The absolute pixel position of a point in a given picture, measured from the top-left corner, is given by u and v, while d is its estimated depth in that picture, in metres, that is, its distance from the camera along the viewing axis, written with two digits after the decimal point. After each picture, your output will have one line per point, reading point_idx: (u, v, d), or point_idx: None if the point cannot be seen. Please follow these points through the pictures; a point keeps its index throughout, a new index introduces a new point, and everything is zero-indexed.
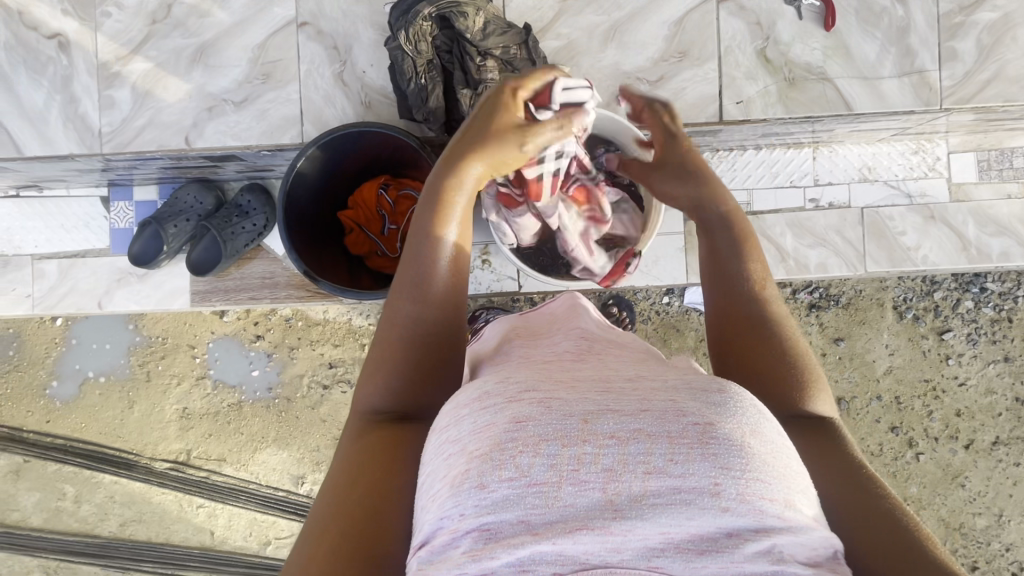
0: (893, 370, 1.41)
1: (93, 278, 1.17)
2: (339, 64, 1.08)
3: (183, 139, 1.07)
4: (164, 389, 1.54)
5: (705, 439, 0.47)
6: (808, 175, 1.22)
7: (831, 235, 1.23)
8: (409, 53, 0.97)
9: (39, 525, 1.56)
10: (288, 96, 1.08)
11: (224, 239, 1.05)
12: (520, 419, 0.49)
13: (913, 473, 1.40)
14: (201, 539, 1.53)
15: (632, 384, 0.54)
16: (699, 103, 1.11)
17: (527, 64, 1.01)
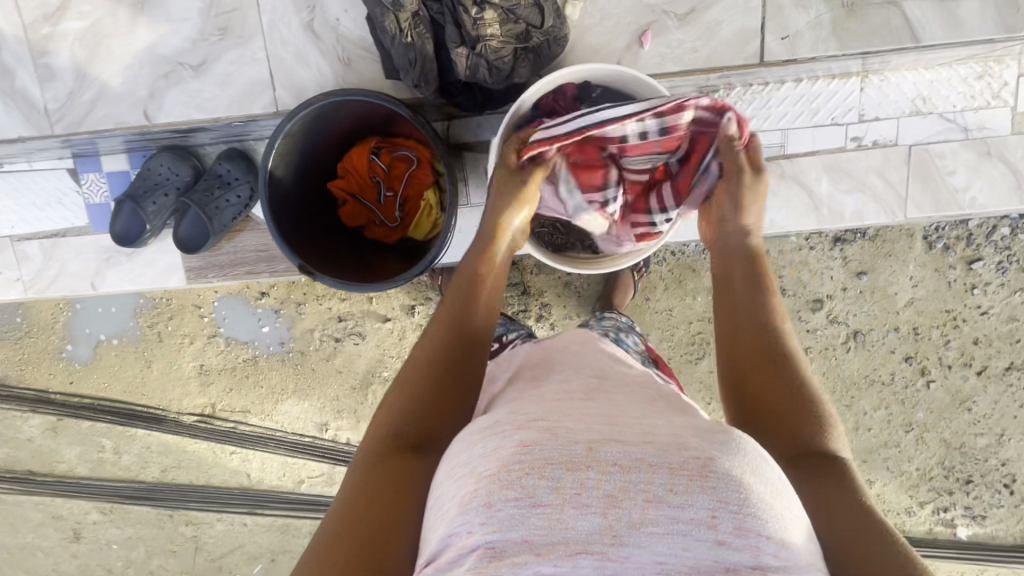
0: (915, 301, 1.37)
1: (80, 259, 1.13)
2: (308, 13, 1.04)
3: (142, 114, 1.07)
4: (177, 347, 1.54)
5: (703, 472, 0.54)
6: (853, 110, 1.13)
7: (872, 178, 1.15)
8: (391, 9, 0.93)
9: (87, 473, 1.66)
10: (253, 55, 1.06)
11: (210, 215, 0.99)
12: (527, 443, 0.58)
13: (921, 400, 1.42)
14: (239, 480, 1.64)
15: (638, 421, 0.62)
16: (740, 40, 1.10)
17: (532, 12, 0.92)
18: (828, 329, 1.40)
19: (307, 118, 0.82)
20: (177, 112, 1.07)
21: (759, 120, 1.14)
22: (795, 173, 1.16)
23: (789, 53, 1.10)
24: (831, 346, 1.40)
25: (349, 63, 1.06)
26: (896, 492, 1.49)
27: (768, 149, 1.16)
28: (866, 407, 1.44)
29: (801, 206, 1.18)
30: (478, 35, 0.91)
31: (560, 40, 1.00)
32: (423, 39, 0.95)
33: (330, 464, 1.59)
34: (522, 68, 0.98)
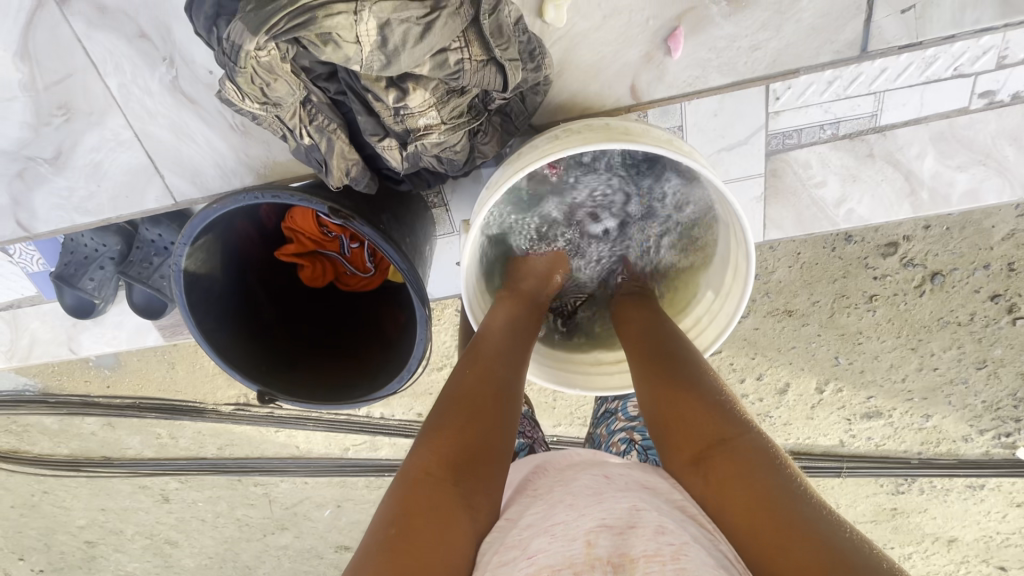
0: (1017, 233, 1.12)
1: (47, 325, 1.08)
2: (165, 68, 0.85)
3: (17, 225, 0.96)
4: (194, 349, 1.51)
5: (676, 554, 0.50)
6: (991, 51, 0.84)
7: (1000, 147, 0.91)
8: (263, 111, 0.70)
9: (154, 454, 1.79)
10: (114, 132, 0.90)
11: (158, 288, 0.98)
12: (533, 558, 0.52)
13: (1002, 338, 1.25)
14: (290, 451, 1.72)
15: (623, 509, 0.58)
16: (833, 19, 0.83)
17: (482, 74, 0.69)
18: (901, 274, 1.19)
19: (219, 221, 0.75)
20: (55, 218, 0.95)
21: (846, 83, 0.88)
22: (888, 151, 0.93)
23: (912, 34, 0.83)
24: (901, 292, 1.21)
25: (246, 130, 0.90)
26: (955, 422, 1.41)
27: (852, 121, 0.91)
28: (936, 349, 1.28)
29: (892, 190, 0.96)
30: (407, 129, 0.73)
31: (537, 87, 0.81)
32: (327, 133, 0.75)
33: (370, 435, 1.62)
34: (485, 141, 0.80)
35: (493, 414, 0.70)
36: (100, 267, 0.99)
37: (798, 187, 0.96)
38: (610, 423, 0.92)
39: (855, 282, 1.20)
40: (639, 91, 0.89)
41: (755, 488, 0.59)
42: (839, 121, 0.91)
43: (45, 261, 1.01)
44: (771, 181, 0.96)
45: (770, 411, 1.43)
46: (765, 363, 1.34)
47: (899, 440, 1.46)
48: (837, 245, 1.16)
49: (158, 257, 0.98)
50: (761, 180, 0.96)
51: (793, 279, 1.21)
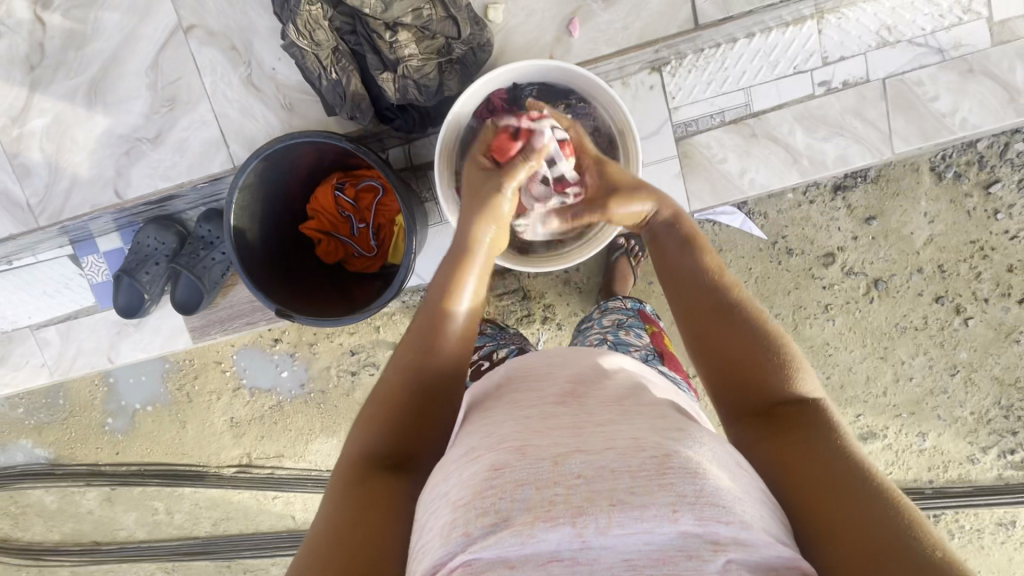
0: (935, 239, 1.29)
1: (94, 336, 1.22)
2: (244, 65, 1.11)
3: (114, 192, 1.15)
4: (207, 405, 1.60)
5: (663, 469, 0.53)
6: (815, 54, 1.08)
7: (848, 119, 1.10)
8: (307, 48, 0.96)
9: (146, 537, 1.74)
10: (202, 116, 1.13)
11: (199, 275, 1.08)
12: (498, 466, 0.56)
13: (962, 340, 1.33)
14: (286, 523, 1.67)
15: (601, 426, 0.60)
16: (670, 8, 1.07)
17: (447, 23, 0.95)
18: (846, 283, 1.33)
19: (256, 172, 0.82)
20: (145, 184, 1.14)
21: (718, 83, 1.10)
22: (767, 131, 1.11)
23: (723, 10, 1.06)
24: (852, 301, 1.34)
25: (292, 107, 1.12)
26: (954, 441, 1.40)
27: (733, 110, 1.11)
28: (903, 356, 1.36)
29: (779, 161, 1.12)
30: (397, 58, 0.95)
31: (485, 46, 1.04)
32: (348, 71, 0.99)
33: None
34: (450, 79, 1.02)
35: (453, 375, 0.72)
36: (154, 264, 1.11)
37: (706, 163, 1.13)
38: (586, 332, 0.97)
39: (808, 293, 1.34)
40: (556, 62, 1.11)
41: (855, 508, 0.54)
42: (723, 111, 1.12)
43: (109, 269, 1.20)
44: (685, 161, 1.14)
45: None
46: None
47: (905, 467, 1.43)
48: (781, 258, 1.33)
49: (202, 251, 1.09)
50: (675, 160, 1.13)
51: (751, 293, 1.36)
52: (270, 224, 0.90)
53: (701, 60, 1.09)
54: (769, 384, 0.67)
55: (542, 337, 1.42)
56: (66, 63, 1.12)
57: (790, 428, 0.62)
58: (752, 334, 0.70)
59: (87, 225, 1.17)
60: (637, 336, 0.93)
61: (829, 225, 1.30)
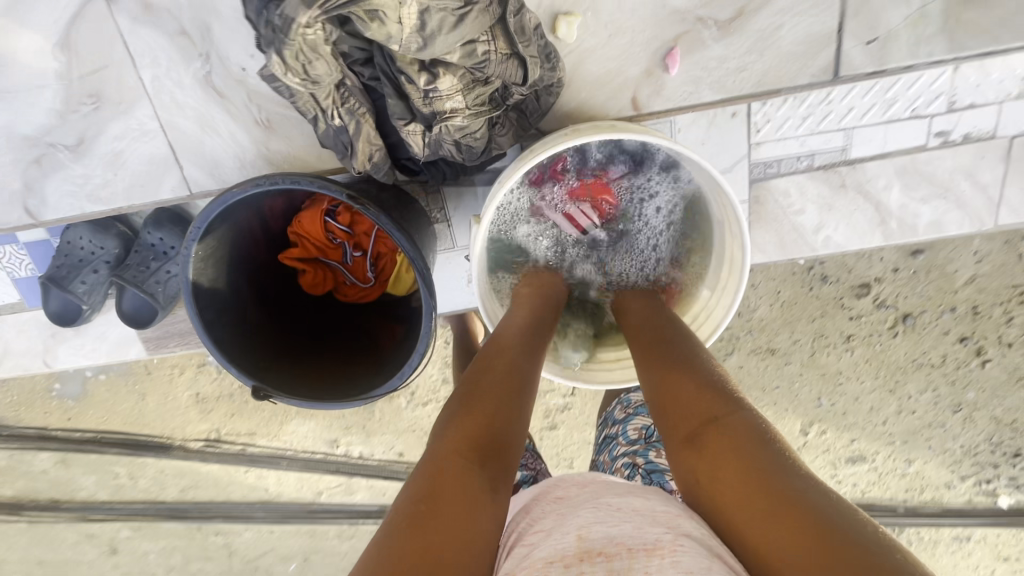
0: (977, 279, 1.19)
1: (23, 336, 1.03)
2: (200, 61, 0.85)
3: (25, 211, 0.92)
4: (168, 378, 1.46)
5: (677, 542, 0.50)
6: (942, 96, 0.89)
7: (957, 180, 0.95)
8: (301, 86, 0.69)
9: (108, 498, 1.66)
10: (139, 122, 0.89)
11: (152, 294, 0.93)
12: (528, 555, 0.53)
13: (972, 380, 1.30)
14: (258, 494, 1.62)
15: (626, 503, 0.57)
16: (807, 49, 0.87)
17: (505, 61, 0.72)
18: (873, 315, 1.24)
19: (224, 214, 0.64)
20: (65, 205, 0.92)
21: (817, 119, 0.92)
22: (859, 181, 0.96)
23: (875, 62, 0.87)
24: (875, 333, 1.26)
25: (270, 125, 0.90)
26: (937, 468, 1.41)
27: (825, 154, 0.94)
28: (911, 390, 1.32)
29: (865, 220, 0.98)
30: (434, 111, 0.74)
31: (552, 88, 0.82)
32: (357, 115, 0.76)
33: (347, 477, 1.54)
34: (502, 135, 0.81)
35: (496, 423, 0.63)
36: (92, 271, 0.94)
37: (778, 213, 0.98)
38: (613, 446, 0.87)
39: (833, 321, 1.25)
40: (638, 104, 0.91)
41: (806, 520, 0.49)
42: (813, 153, 0.94)
43: (35, 266, 0.98)
44: (754, 208, 0.98)
45: None
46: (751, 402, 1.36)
47: (885, 487, 1.44)
48: (814, 284, 1.22)
49: (155, 261, 0.93)
50: (745, 206, 0.98)
51: (773, 316, 1.26)
52: (244, 254, 0.73)
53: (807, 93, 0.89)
54: (686, 399, 0.66)
55: None
56: None
57: (707, 433, 0.61)
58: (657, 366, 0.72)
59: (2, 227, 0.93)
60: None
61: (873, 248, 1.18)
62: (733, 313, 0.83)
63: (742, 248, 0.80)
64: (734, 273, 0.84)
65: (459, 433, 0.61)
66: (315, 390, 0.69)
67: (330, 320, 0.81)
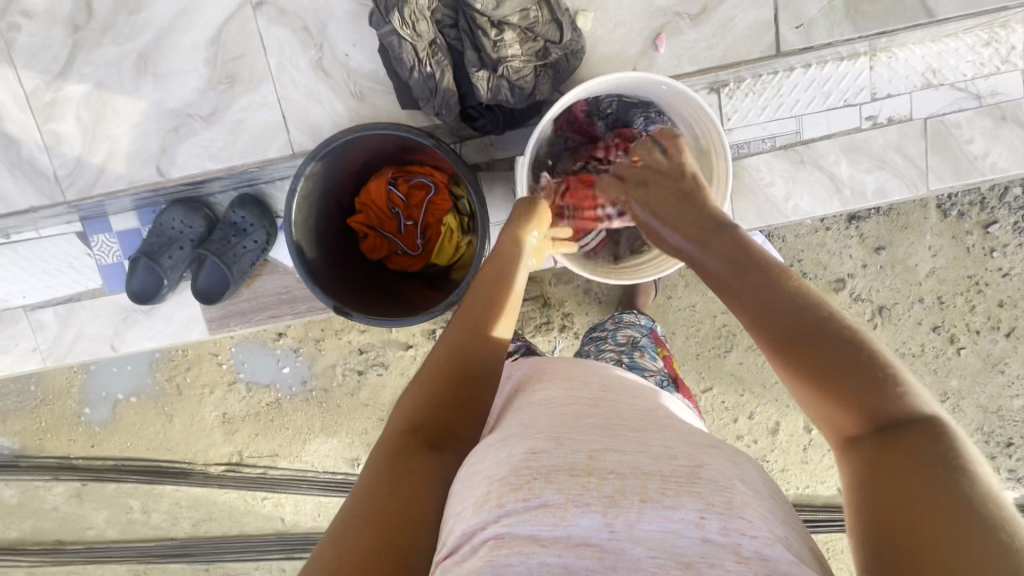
0: (936, 271, 1.36)
1: (97, 322, 1.18)
2: (315, 49, 1.06)
3: (157, 169, 1.10)
4: (198, 399, 1.51)
5: (692, 476, 0.50)
6: (865, 89, 1.12)
7: (890, 154, 1.15)
8: (408, 39, 0.93)
9: (116, 537, 1.62)
10: (264, 98, 1.08)
11: (229, 266, 1.04)
12: (535, 451, 0.53)
13: (953, 368, 1.41)
14: (273, 526, 1.59)
15: (639, 432, 0.57)
16: (754, 33, 1.10)
17: (551, 26, 0.94)
18: (853, 308, 1.39)
19: (323, 160, 0.79)
20: (193, 164, 1.09)
21: (773, 108, 1.14)
22: (814, 158, 1.15)
23: (805, 40, 1.10)
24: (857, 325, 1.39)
25: (362, 96, 1.08)
26: None
27: (784, 136, 1.15)
28: None
29: (824, 189, 1.16)
30: (500, 57, 0.93)
31: (577, 53, 1.01)
32: (442, 66, 0.96)
33: None
34: (545, 84, 0.99)
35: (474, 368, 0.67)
36: (178, 248, 1.07)
37: (754, 186, 1.17)
38: (599, 346, 0.98)
39: None
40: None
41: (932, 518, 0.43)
42: (774, 136, 1.15)
43: (121, 251, 1.15)
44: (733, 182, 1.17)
45: (767, 455, 1.47)
46: (754, 400, 1.45)
47: None
48: None
49: (234, 237, 1.05)
50: None
51: None
52: (326, 209, 0.86)
53: (759, 84, 1.12)
54: (804, 342, 0.56)
55: (558, 345, 1.42)
56: (115, 24, 1.05)
57: (831, 383, 0.54)
58: (753, 306, 0.61)
59: (103, 205, 1.12)
60: (651, 360, 0.94)
61: (839, 243, 1.35)
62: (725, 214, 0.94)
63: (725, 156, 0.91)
64: (722, 186, 0.94)
65: (429, 394, 0.65)
66: (371, 314, 0.82)
67: (379, 274, 0.94)
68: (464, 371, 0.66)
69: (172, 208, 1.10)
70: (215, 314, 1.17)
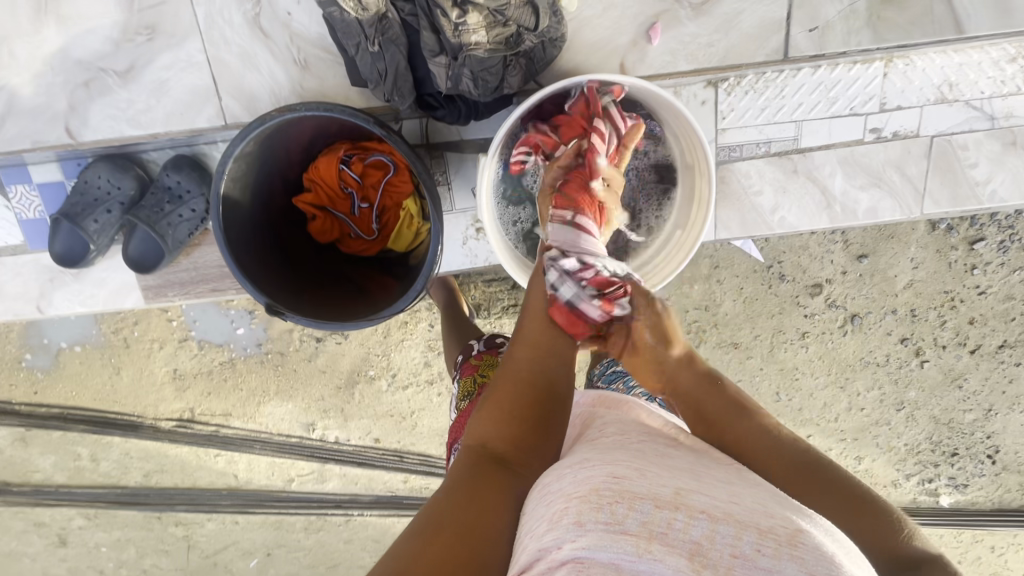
0: (914, 284, 1.33)
1: (19, 281, 1.14)
2: (252, 4, 0.98)
3: (65, 131, 1.03)
4: (146, 353, 1.45)
5: (792, 541, 0.46)
6: (874, 98, 1.04)
7: (889, 172, 1.09)
8: (353, 13, 0.81)
9: (65, 482, 1.59)
10: (188, 56, 1.01)
11: (162, 235, 1.01)
12: (618, 475, 0.51)
13: (913, 379, 1.42)
14: (226, 481, 1.57)
15: (726, 485, 0.54)
16: (762, 33, 1.01)
17: (524, 11, 0.81)
18: (826, 314, 1.36)
19: (259, 139, 0.75)
20: (106, 127, 1.03)
21: (773, 110, 1.05)
22: (808, 170, 1.09)
23: (816, 47, 1.01)
24: (827, 332, 1.38)
25: (307, 66, 1.01)
26: (884, 466, 1.49)
27: (780, 142, 1.07)
28: (859, 388, 1.43)
29: (814, 204, 1.10)
30: (461, 44, 0.82)
31: (557, 41, 0.93)
32: (394, 46, 0.87)
33: (320, 463, 1.53)
34: (513, 76, 0.91)
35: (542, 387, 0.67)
36: (105, 211, 1.02)
37: (741, 194, 1.10)
38: (624, 377, 0.92)
39: (790, 318, 1.37)
40: (626, 69, 1.03)
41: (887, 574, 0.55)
42: (770, 141, 1.07)
43: (43, 206, 1.09)
44: (719, 187, 1.10)
45: None
46: None
47: None
48: (772, 282, 1.34)
49: (168, 205, 1.01)
50: None
51: (737, 312, 1.36)
52: (268, 191, 0.83)
53: (760, 84, 1.03)
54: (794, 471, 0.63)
55: None
56: None
57: (834, 511, 0.60)
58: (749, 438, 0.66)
59: (20, 156, 1.05)
60: None
61: (822, 249, 1.31)
62: (702, 238, 0.89)
63: (710, 177, 0.87)
64: (702, 207, 0.91)
65: (490, 425, 0.63)
66: (318, 308, 0.80)
67: (325, 259, 0.91)
68: (531, 394, 0.66)
69: (97, 166, 1.03)
70: (154, 281, 1.14)
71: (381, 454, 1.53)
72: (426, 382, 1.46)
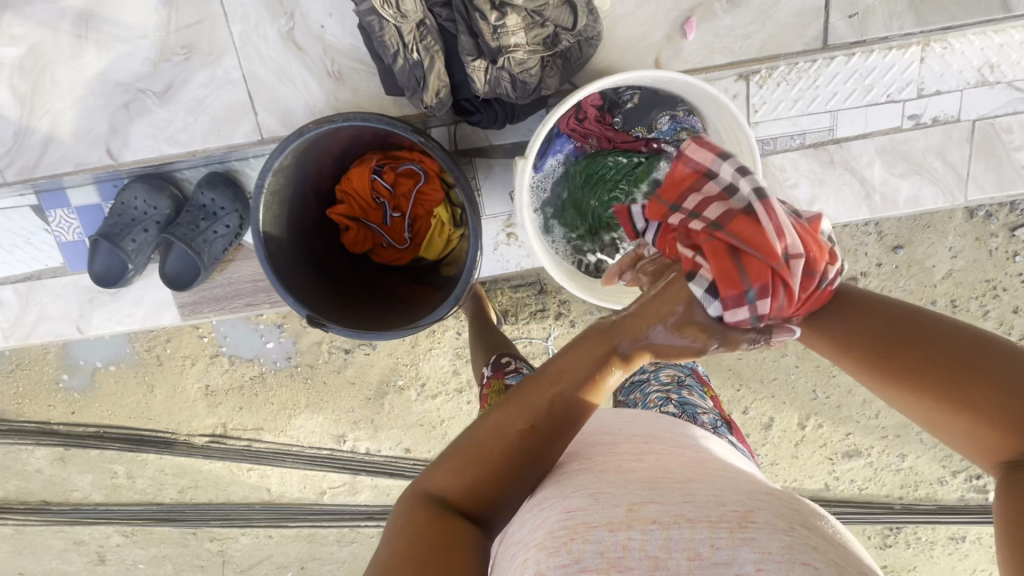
0: (954, 274, 1.29)
1: (61, 301, 1.17)
2: (286, 20, 1.00)
3: (105, 152, 1.06)
4: (179, 370, 1.47)
5: (745, 523, 0.45)
6: (912, 84, 1.02)
7: (929, 159, 1.06)
8: (391, 20, 0.84)
9: (103, 500, 1.61)
10: (225, 74, 1.03)
11: (198, 252, 1.02)
12: (570, 509, 0.49)
13: None
14: (259, 495, 1.57)
15: (683, 484, 0.52)
16: (801, 21, 0.99)
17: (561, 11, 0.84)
18: None
19: (296, 151, 0.76)
20: (145, 146, 1.05)
21: (807, 101, 1.03)
22: (845, 160, 1.07)
23: (858, 34, 0.99)
24: None
25: (340, 77, 1.03)
26: (929, 463, 1.43)
27: (815, 133, 1.05)
28: None
29: (851, 194, 1.08)
30: (501, 46, 0.83)
31: (592, 40, 0.92)
32: (432, 51, 0.88)
33: (351, 474, 1.53)
34: (551, 77, 0.91)
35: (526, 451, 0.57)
36: (142, 230, 1.04)
37: (774, 187, 1.09)
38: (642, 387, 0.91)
39: None
40: (661, 65, 1.02)
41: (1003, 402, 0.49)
42: (805, 133, 1.06)
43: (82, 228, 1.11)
44: None
45: (757, 448, 1.45)
46: (750, 396, 1.41)
47: (879, 483, 1.46)
48: None
49: (203, 222, 1.02)
50: None
51: None
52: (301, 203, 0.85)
53: (796, 75, 1.01)
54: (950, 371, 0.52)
55: (554, 332, 1.26)
56: None
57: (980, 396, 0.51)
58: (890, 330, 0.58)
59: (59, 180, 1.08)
60: (701, 399, 0.88)
61: (855, 241, 1.28)
62: None
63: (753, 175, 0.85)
64: None
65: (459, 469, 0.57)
66: (353, 317, 0.81)
67: (359, 266, 0.92)
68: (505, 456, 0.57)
69: (135, 186, 1.05)
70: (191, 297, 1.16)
71: (412, 464, 1.52)
72: (455, 390, 1.45)
